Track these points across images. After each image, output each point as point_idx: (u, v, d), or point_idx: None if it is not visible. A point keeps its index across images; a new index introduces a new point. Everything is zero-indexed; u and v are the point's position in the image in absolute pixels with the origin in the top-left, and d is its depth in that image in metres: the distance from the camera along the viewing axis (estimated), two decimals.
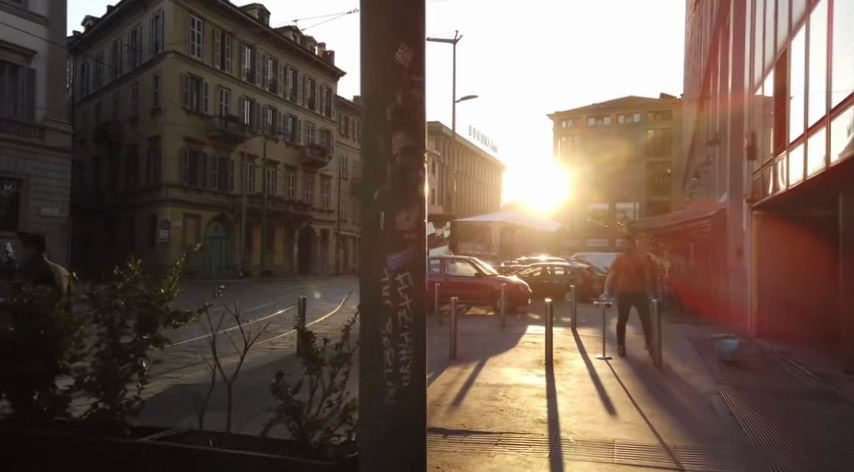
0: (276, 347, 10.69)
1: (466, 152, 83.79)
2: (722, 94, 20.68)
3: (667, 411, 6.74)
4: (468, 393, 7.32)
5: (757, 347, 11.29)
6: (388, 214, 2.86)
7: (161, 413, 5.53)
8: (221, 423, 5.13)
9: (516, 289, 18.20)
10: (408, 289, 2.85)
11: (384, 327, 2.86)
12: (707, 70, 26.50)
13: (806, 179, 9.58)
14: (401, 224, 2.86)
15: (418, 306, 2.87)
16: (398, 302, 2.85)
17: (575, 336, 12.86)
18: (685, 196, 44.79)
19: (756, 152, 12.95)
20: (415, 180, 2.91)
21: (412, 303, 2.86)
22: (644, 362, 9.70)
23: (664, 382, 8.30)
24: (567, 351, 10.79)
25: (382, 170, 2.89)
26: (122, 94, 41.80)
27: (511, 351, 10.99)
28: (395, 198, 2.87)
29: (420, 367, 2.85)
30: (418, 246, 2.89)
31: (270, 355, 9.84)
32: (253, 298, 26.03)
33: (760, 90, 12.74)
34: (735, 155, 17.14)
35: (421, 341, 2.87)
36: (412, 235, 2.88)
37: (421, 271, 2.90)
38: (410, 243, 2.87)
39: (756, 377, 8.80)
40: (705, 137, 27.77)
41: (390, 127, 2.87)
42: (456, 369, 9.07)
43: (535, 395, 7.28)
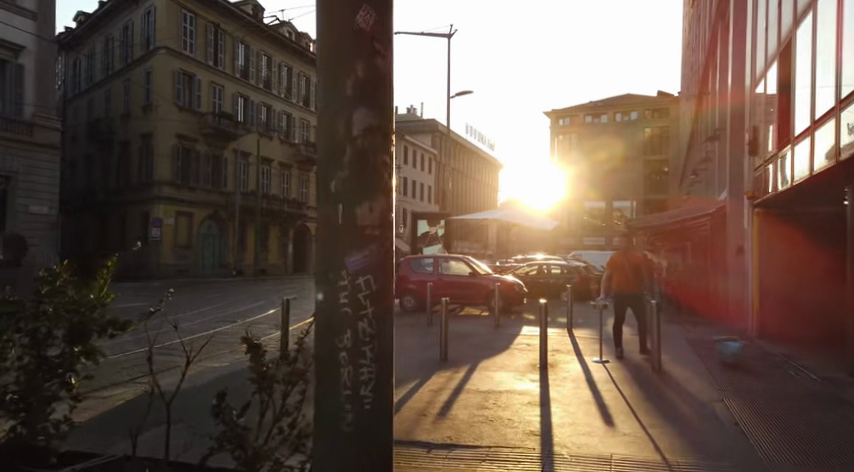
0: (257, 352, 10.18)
1: (462, 151, 83.42)
2: (720, 90, 20.27)
3: (667, 422, 6.32)
4: (456, 401, 6.89)
5: (760, 349, 10.87)
6: (346, 207, 2.43)
7: (111, 435, 5.14)
8: (179, 447, 4.69)
9: (511, 289, 17.75)
10: (370, 296, 2.43)
11: (342, 341, 2.41)
12: (705, 65, 26.02)
13: (813, 174, 9.18)
14: (361, 219, 2.43)
15: (383, 318, 2.45)
16: (358, 313, 2.42)
17: (571, 338, 12.41)
18: (682, 194, 44.59)
19: (758, 148, 12.53)
20: (380, 167, 2.48)
21: (378, 312, 2.44)
22: (642, 366, 9.28)
23: (664, 388, 7.87)
24: (562, 354, 10.36)
25: (340, 155, 2.46)
26: (113, 91, 41.32)
27: (504, 354, 10.58)
28: (357, 189, 2.44)
29: (387, 387, 2.44)
30: (383, 244, 2.47)
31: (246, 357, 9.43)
32: (245, 298, 25.53)
33: (762, 84, 12.32)
34: (736, 151, 16.69)
35: (386, 359, 2.45)
36: (376, 232, 2.45)
37: (386, 274, 2.48)
38: (372, 242, 2.45)
39: (759, 382, 8.41)
40: (702, 134, 27.47)
41: (350, 104, 2.44)
42: (445, 374, 8.64)
43: (527, 403, 6.85)
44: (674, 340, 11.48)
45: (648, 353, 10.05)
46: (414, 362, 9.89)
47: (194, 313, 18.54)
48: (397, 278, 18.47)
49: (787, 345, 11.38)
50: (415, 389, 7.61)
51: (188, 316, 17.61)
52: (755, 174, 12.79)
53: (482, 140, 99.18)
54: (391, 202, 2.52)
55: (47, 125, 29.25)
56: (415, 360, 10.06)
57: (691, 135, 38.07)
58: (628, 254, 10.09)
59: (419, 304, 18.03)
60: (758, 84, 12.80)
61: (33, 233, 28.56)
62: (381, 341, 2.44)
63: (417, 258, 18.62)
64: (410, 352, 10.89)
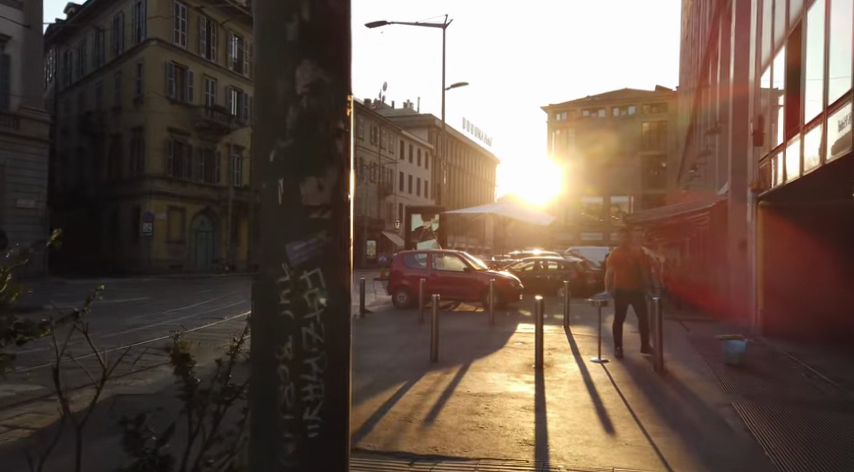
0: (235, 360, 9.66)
1: (460, 146, 82.91)
2: (721, 81, 19.76)
3: (673, 430, 5.83)
4: (446, 406, 6.41)
5: (765, 347, 10.45)
6: (289, 182, 1.94)
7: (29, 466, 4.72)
8: None
9: (507, 285, 17.27)
10: (317, 295, 1.94)
11: (281, 352, 1.92)
12: (705, 58, 25.52)
13: (825, 162, 8.63)
14: (307, 198, 1.93)
15: (338, 323, 1.95)
16: (304, 317, 1.92)
17: (568, 336, 11.95)
18: (680, 188, 44.17)
19: (763, 138, 12.02)
20: (332, 135, 1.99)
21: (329, 315, 1.94)
22: (643, 366, 8.81)
23: (668, 390, 7.40)
24: (558, 353, 9.90)
25: (281, 119, 1.95)
26: (105, 83, 40.79)
27: (498, 353, 10.13)
28: (301, 160, 1.95)
29: (339, 406, 1.96)
30: (338, 230, 1.98)
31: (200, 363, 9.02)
32: (236, 294, 25.01)
33: (768, 72, 11.85)
34: (737, 144, 16.23)
35: (340, 381, 1.96)
36: (325, 215, 1.95)
37: (339, 265, 1.97)
38: (321, 228, 1.95)
39: (767, 384, 7.96)
40: (702, 127, 26.99)
41: (292, 55, 1.95)
42: (435, 375, 8.16)
43: (521, 408, 6.38)
44: (675, 339, 11.02)
45: (649, 353, 9.58)
46: (404, 362, 9.40)
47: (182, 310, 18.06)
48: (390, 274, 18.00)
49: (794, 344, 10.95)
50: (402, 391, 7.13)
51: (175, 313, 17.10)
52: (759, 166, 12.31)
53: (479, 136, 98.54)
54: (348, 178, 2.04)
55: (35, 117, 28.63)
56: (406, 359, 9.58)
57: (691, 129, 37.53)
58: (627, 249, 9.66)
59: (413, 301, 17.55)
60: (763, 72, 12.27)
61: (20, 228, 27.96)
62: (335, 358, 1.95)
63: (410, 253, 18.14)
64: (402, 350, 10.44)
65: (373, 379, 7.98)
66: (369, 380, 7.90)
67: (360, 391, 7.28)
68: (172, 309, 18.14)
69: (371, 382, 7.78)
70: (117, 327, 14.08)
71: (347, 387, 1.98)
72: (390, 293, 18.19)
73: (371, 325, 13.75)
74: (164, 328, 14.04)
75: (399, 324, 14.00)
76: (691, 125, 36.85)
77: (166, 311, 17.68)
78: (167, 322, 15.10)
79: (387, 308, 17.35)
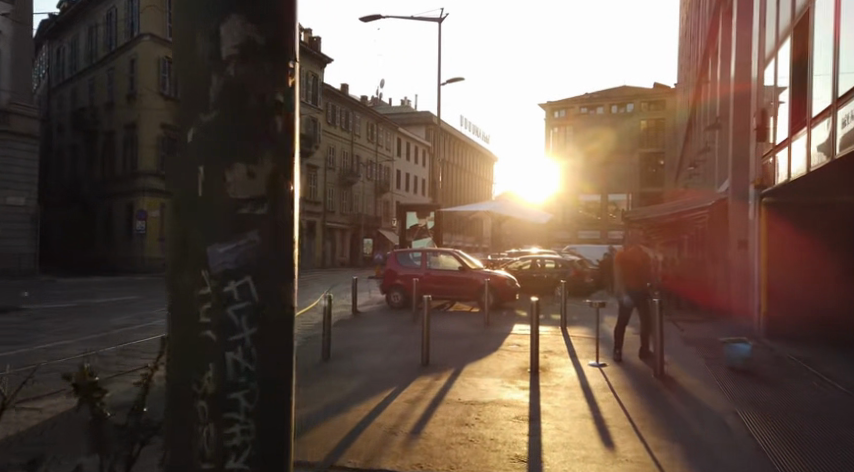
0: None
1: (457, 144, 82.42)
2: (721, 76, 19.38)
3: (677, 442, 5.49)
4: (433, 416, 6.01)
5: (768, 350, 10.10)
6: (211, 170, 1.53)
7: None
8: None
9: (502, 285, 16.87)
10: (247, 310, 1.52)
11: (202, 385, 1.51)
12: (704, 53, 25.10)
13: (833, 157, 8.19)
14: (237, 190, 1.53)
15: (275, 348, 1.55)
16: (230, 342, 1.51)
17: (565, 338, 11.59)
18: (679, 186, 43.72)
19: (767, 134, 11.62)
20: (272, 109, 1.58)
21: (262, 337, 1.53)
22: (643, 371, 8.45)
23: (670, 398, 7.04)
24: (555, 356, 9.54)
25: (203, 92, 1.55)
26: (98, 79, 40.40)
27: (493, 356, 9.75)
28: (230, 141, 1.54)
29: (275, 453, 1.55)
30: (276, 229, 1.57)
31: None
32: None
33: (772, 64, 11.46)
34: (738, 141, 15.88)
35: (277, 422, 1.56)
36: (261, 212, 1.55)
37: (276, 273, 1.56)
38: (256, 228, 1.54)
39: (773, 392, 7.59)
40: (702, 124, 26.56)
41: (215, 9, 1.54)
42: (425, 380, 7.78)
43: (514, 418, 5.99)
44: (677, 341, 10.65)
45: (650, 357, 9.20)
46: (394, 365, 9.03)
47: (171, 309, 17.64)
48: (384, 273, 17.59)
49: (799, 347, 10.60)
50: (389, 399, 6.75)
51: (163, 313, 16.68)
52: (763, 162, 11.93)
53: (477, 133, 98.08)
54: (291, 163, 1.65)
55: (25, 113, 28.18)
56: (395, 362, 9.19)
57: (690, 126, 37.15)
58: (632, 249, 9.30)
59: (406, 301, 17.14)
60: (767, 66, 11.83)
61: (10, 226, 27.51)
62: (272, 392, 1.54)
63: (404, 251, 17.73)
64: (393, 353, 10.05)
65: (360, 385, 7.60)
66: (356, 386, 7.52)
67: (346, 398, 6.89)
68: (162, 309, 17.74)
69: (358, 388, 7.39)
70: (101, 328, 13.68)
71: (285, 428, 1.58)
72: (384, 293, 17.80)
73: (363, 325, 13.34)
74: (150, 329, 13.63)
75: (391, 324, 13.61)
76: (690, 122, 36.44)
77: (155, 311, 17.27)
78: (153, 322, 14.70)
79: (379, 309, 16.93)
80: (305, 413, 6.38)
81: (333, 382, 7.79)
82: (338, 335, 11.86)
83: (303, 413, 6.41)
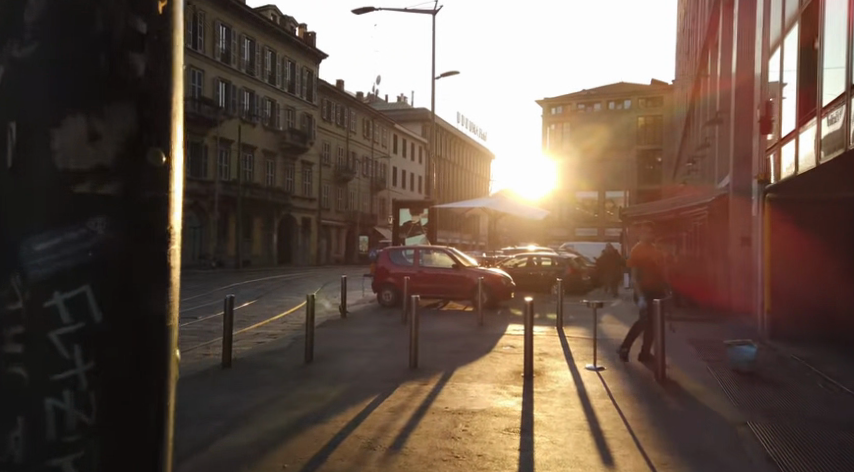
0: (190, 372, 8.76)
1: (453, 141, 82.01)
2: (721, 69, 18.85)
3: (684, 457, 4.96)
4: (417, 428, 5.53)
5: (773, 352, 9.63)
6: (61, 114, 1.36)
7: None
8: None
9: (497, 283, 16.40)
10: (98, 266, 1.41)
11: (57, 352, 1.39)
12: (704, 47, 24.54)
13: (846, 147, 7.61)
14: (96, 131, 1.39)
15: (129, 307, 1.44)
16: (88, 299, 1.41)
17: (562, 339, 11.12)
18: (677, 183, 43.26)
19: (771, 126, 11.13)
20: (131, 41, 1.44)
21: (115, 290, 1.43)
22: (643, 374, 7.98)
23: (674, 406, 6.54)
24: (551, 359, 9.08)
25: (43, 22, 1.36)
26: None
27: (484, 359, 9.28)
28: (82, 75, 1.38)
29: (147, 462, 1.48)
30: (137, 182, 1.45)
31: None
32: (218, 291, 24.12)
33: (778, 53, 10.93)
34: (740, 134, 15.47)
35: (138, 408, 1.46)
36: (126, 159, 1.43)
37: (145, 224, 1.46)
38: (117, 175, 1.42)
39: (782, 397, 7.07)
40: (701, 119, 26.07)
41: None
42: (412, 386, 7.30)
43: (504, 430, 5.51)
44: (676, 342, 10.21)
45: (649, 359, 8.75)
46: (380, 368, 8.54)
47: None
48: (375, 271, 17.10)
49: (804, 348, 10.13)
50: (372, 407, 6.26)
51: None
52: (766, 156, 11.47)
53: (474, 130, 97.45)
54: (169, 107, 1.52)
55: None
56: (381, 366, 8.70)
57: (688, 121, 36.59)
58: (646, 246, 9.78)
59: (398, 299, 16.64)
60: (773, 54, 11.27)
61: None
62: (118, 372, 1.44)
63: (396, 248, 17.23)
64: (380, 355, 9.56)
65: (342, 391, 7.11)
66: (337, 392, 7.04)
67: (326, 406, 6.41)
68: None
69: (340, 395, 6.90)
70: None
71: (162, 391, 1.51)
72: (375, 292, 17.32)
73: (352, 326, 12.85)
74: None
75: (381, 325, 13.12)
76: (688, 117, 35.88)
77: None
78: None
79: (370, 307, 16.45)
80: (280, 422, 5.90)
81: (315, 388, 7.28)
82: (323, 337, 11.38)
83: (278, 422, 5.92)
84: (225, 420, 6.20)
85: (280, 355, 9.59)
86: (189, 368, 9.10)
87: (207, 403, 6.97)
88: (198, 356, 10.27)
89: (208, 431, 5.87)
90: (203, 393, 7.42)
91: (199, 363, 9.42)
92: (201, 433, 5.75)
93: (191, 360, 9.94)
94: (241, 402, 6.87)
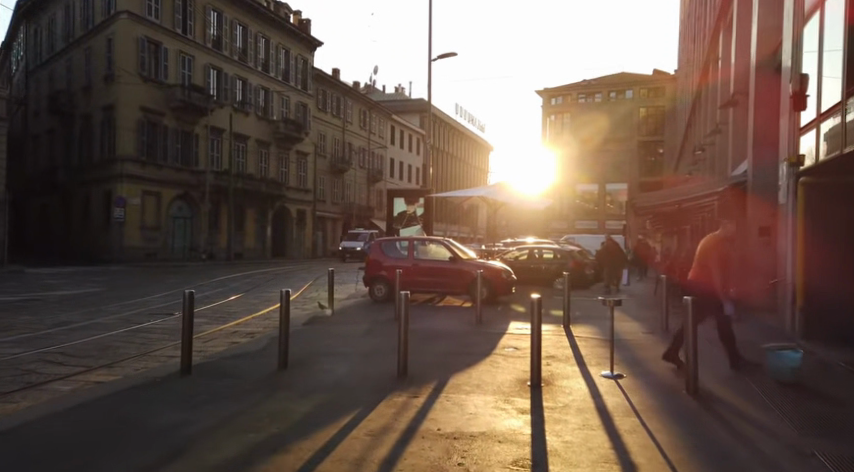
0: (144, 379, 7.57)
1: (452, 133, 80.71)
2: (735, 48, 17.62)
3: None
4: (402, 462, 4.36)
5: (814, 357, 8.45)
6: None
7: None
8: None
9: (497, 276, 15.26)
10: None
11: None
12: (713, 32, 23.36)
13: None
14: None
15: None
16: None
17: (571, 339, 9.99)
18: (681, 173, 42.22)
19: (805, 102, 9.91)
20: None
21: None
22: (672, 386, 6.80)
23: (719, 430, 5.39)
24: (560, 364, 7.95)
25: None
26: (76, 60, 39.07)
27: (485, 364, 8.17)
28: None
29: None
30: None
31: (96, 389, 7.21)
32: (205, 284, 22.96)
33: (814, 21, 9.64)
34: (760, 116, 14.48)
35: None
36: None
37: None
38: None
39: (843, 413, 5.92)
40: (710, 105, 24.87)
41: None
42: (399, 400, 6.17)
43: (510, 464, 4.34)
44: (702, 342, 8.98)
45: (677, 367, 7.53)
46: (363, 376, 7.36)
47: (130, 304, 16.01)
48: (368, 263, 15.94)
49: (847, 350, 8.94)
50: (346, 430, 5.11)
51: (118, 308, 15.07)
52: (799, 136, 10.21)
53: (472, 121, 96.19)
54: None
55: None
56: (363, 373, 7.51)
57: (693, 109, 35.40)
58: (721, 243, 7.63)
59: (391, 295, 15.52)
60: (807, 22, 10.01)
61: None
62: None
63: (389, 240, 16.05)
64: (364, 359, 8.39)
65: (316, 406, 5.93)
66: (309, 408, 5.85)
67: (292, 429, 5.23)
68: (120, 304, 16.11)
69: (312, 413, 5.72)
70: (38, 326, 12.07)
71: None
72: (366, 286, 16.19)
73: (337, 324, 11.70)
74: (95, 327, 12.03)
75: (370, 323, 11.99)
76: (693, 106, 34.73)
77: (116, 305, 15.76)
78: (102, 320, 13.09)
79: (361, 303, 15.35)
80: (233, 451, 4.73)
81: (288, 403, 6.12)
82: (304, 337, 10.21)
83: (229, 451, 4.72)
84: (166, 445, 4.99)
85: (254, 360, 8.48)
86: (146, 374, 7.91)
87: (153, 420, 5.79)
88: (161, 360, 9.10)
89: (142, 459, 4.64)
90: (152, 407, 6.22)
91: (159, 369, 8.24)
92: (135, 460, 4.53)
93: (152, 364, 8.77)
94: (194, 420, 5.67)
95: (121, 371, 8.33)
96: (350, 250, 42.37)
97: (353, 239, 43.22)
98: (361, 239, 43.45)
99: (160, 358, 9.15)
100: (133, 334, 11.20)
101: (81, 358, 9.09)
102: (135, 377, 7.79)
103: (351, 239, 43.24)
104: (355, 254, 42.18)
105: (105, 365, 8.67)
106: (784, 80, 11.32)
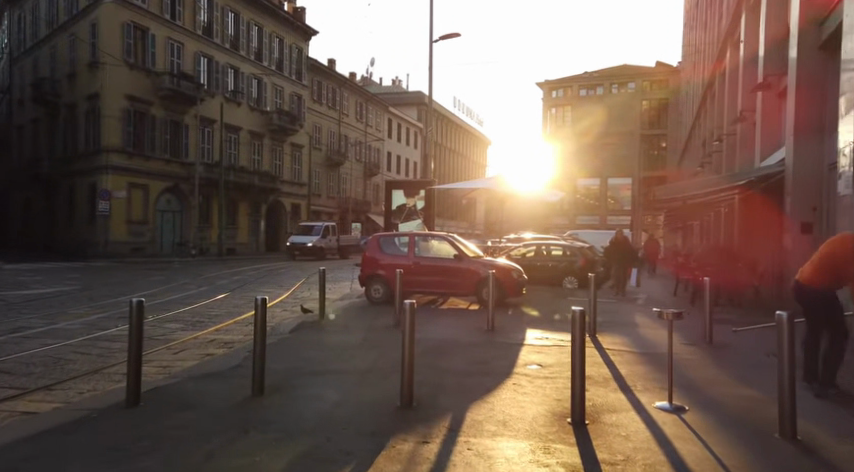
0: (86, 407, 6.08)
1: (449, 126, 79.07)
2: (765, 24, 16.03)
3: None
4: None
5: None
6: None
7: None
8: None
9: (508, 277, 13.74)
10: None
11: None
12: (734, 14, 21.58)
13: None
14: None
15: None
16: None
17: (602, 353, 8.50)
18: (690, 167, 40.60)
19: None
20: None
21: None
22: (759, 426, 5.23)
23: None
24: (600, 390, 6.44)
25: None
26: (59, 46, 37.45)
27: (503, 388, 6.69)
28: None
29: None
30: None
31: (21, 422, 5.73)
32: (191, 281, 21.51)
33: None
34: (803, 100, 13.07)
35: None
36: None
37: None
38: None
39: None
40: (729, 91, 23.32)
41: None
42: (404, 448, 4.70)
43: None
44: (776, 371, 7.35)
45: (755, 402, 5.96)
46: (358, 407, 5.84)
47: (102, 305, 14.52)
48: (363, 261, 14.45)
49: None
50: None
51: (89, 310, 13.67)
52: None
53: (470, 115, 94.48)
54: None
55: None
56: (357, 403, 5.99)
57: (702, 101, 34.02)
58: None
59: (389, 296, 14.07)
60: None
61: None
62: None
63: (387, 235, 14.52)
64: (361, 382, 6.85)
65: (292, 464, 4.37)
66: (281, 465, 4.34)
67: None
68: (91, 304, 14.65)
69: None
70: None
71: None
72: (362, 285, 14.72)
73: (330, 331, 10.17)
74: (53, 334, 10.62)
75: (366, 330, 10.47)
76: (704, 96, 32.97)
77: (86, 306, 14.33)
78: (65, 323, 11.67)
79: (356, 306, 13.86)
80: None
81: (257, 453, 4.61)
82: (289, 348, 8.70)
83: None
84: None
85: (226, 381, 7.02)
86: (88, 401, 6.37)
87: None
88: (116, 380, 7.57)
89: None
90: (78, 455, 4.70)
91: (109, 393, 6.72)
92: None
93: (102, 386, 7.22)
94: None
95: (61, 396, 6.80)
96: (300, 246, 36.62)
97: (305, 233, 37.38)
98: (315, 232, 37.58)
99: (116, 377, 7.67)
100: (92, 342, 9.78)
101: (20, 376, 7.62)
102: (76, 405, 6.27)
103: (304, 233, 37.48)
104: (306, 252, 36.48)
105: (45, 386, 7.15)
106: (842, 66, 9.99)
